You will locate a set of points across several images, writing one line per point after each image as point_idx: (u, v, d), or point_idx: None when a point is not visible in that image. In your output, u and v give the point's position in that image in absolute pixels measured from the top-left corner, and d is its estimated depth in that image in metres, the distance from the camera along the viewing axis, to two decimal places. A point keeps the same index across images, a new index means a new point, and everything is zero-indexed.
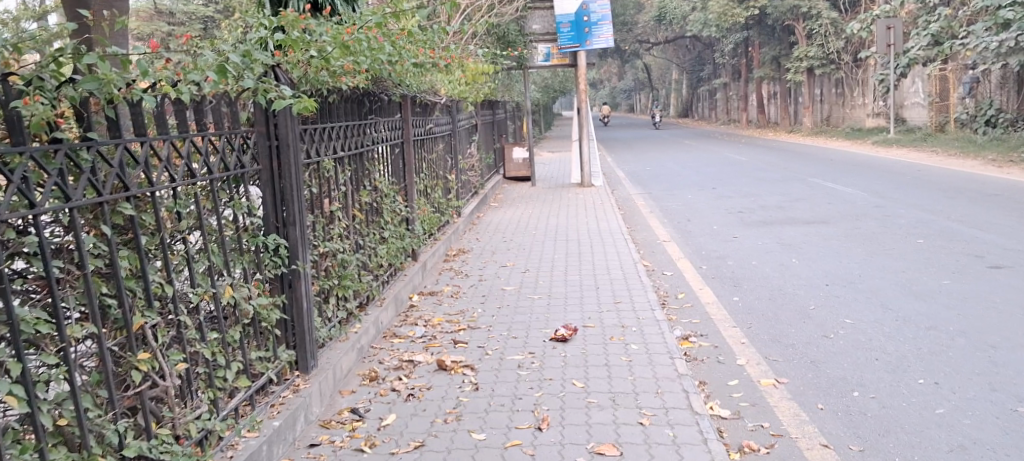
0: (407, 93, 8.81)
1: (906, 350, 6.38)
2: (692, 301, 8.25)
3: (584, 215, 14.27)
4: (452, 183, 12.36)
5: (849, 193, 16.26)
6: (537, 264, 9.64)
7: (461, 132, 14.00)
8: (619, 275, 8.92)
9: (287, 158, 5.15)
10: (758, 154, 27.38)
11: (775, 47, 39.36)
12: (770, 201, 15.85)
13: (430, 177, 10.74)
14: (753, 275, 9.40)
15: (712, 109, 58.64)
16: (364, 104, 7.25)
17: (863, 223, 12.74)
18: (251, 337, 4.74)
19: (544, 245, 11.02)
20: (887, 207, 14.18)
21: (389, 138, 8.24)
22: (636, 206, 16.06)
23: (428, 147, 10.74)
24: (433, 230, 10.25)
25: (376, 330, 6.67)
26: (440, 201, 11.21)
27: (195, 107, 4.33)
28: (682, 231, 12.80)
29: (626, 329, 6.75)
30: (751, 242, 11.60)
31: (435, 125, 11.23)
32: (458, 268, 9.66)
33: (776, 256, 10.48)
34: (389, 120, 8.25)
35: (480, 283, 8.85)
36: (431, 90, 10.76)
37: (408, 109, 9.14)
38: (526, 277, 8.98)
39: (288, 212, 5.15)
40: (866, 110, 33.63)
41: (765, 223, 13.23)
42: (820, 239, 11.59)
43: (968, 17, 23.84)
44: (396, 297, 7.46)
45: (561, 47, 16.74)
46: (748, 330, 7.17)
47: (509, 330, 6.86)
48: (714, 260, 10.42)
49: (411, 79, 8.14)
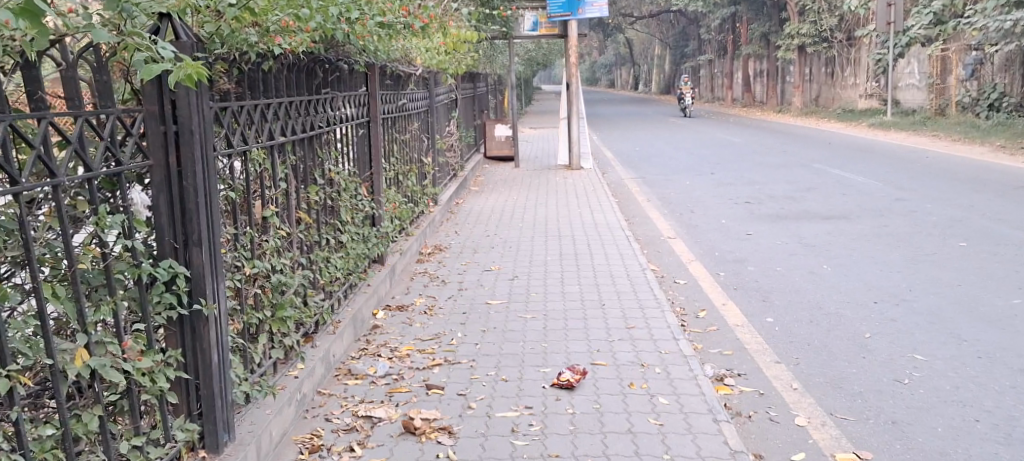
0: (374, 62, 7.22)
1: (1011, 408, 4.95)
2: (716, 323, 6.80)
3: (575, 204, 12.79)
4: (428, 167, 10.82)
5: (861, 182, 14.85)
6: (526, 270, 8.16)
7: (439, 108, 12.48)
8: (627, 287, 7.44)
9: (190, 150, 3.59)
10: (751, 135, 25.98)
11: (765, 23, 37.85)
12: (777, 190, 14.45)
13: (402, 161, 9.20)
14: (782, 286, 7.98)
15: (694, 86, 57.21)
16: (315, 75, 5.66)
17: (889, 219, 11.34)
18: (125, 417, 3.27)
19: (534, 243, 9.56)
20: (908, 200, 12.79)
21: (350, 116, 6.66)
22: (631, 192, 14.62)
23: (400, 127, 9.18)
24: (404, 225, 8.72)
25: (325, 368, 5.18)
26: (414, 189, 9.68)
27: (26, 73, 2.95)
28: (687, 226, 11.35)
29: (647, 371, 5.28)
30: (768, 242, 10.17)
31: (409, 100, 9.63)
32: (433, 272, 8.18)
33: (803, 261, 9.04)
34: (351, 94, 6.66)
35: (460, 295, 7.37)
36: (404, 59, 9.15)
37: (376, 81, 7.55)
38: (515, 288, 7.50)
39: (191, 227, 3.62)
40: (859, 90, 32.32)
41: (778, 218, 11.82)
42: (845, 239, 10.16)
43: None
44: (354, 319, 5.95)
45: (551, 16, 15.43)
46: (797, 368, 5.73)
47: (496, 369, 5.37)
48: (732, 265, 8.97)
49: (379, 45, 6.56)
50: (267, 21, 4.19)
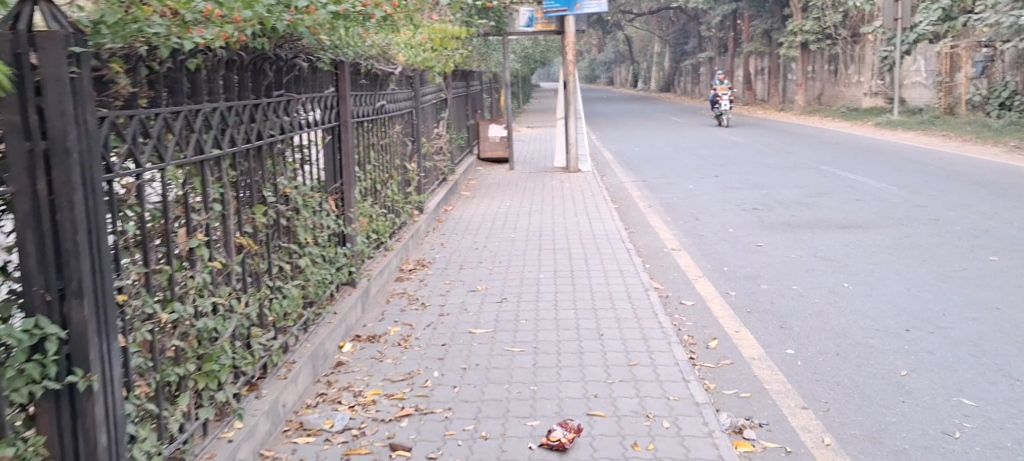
0: (342, 58, 6.39)
1: None
2: (730, 356, 5.99)
3: (571, 211, 12.00)
4: (412, 173, 10.02)
5: (874, 187, 14.05)
6: (515, 291, 7.34)
7: (426, 109, 11.65)
8: (628, 312, 6.64)
9: (63, 174, 2.91)
10: (755, 134, 25.18)
11: (767, 21, 36.87)
12: (787, 195, 13.65)
13: (381, 168, 8.40)
14: (802, 308, 7.17)
15: (694, 84, 56.28)
16: (264, 74, 4.82)
17: (909, 228, 10.56)
18: None
19: (525, 257, 8.75)
20: (927, 207, 12.00)
21: (312, 120, 5.83)
22: (631, 197, 13.84)
23: (379, 131, 8.37)
24: (382, 240, 7.92)
25: (271, 424, 4.38)
26: (395, 199, 8.88)
27: None
28: (692, 236, 10.55)
29: (653, 424, 4.50)
30: (781, 255, 9.37)
31: (389, 102, 8.81)
32: (412, 293, 7.38)
33: (822, 278, 8.23)
34: (314, 97, 5.84)
35: (441, 322, 6.54)
36: (382, 56, 8.31)
37: (347, 80, 6.73)
38: (502, 313, 6.67)
39: (69, 271, 2.94)
40: (863, 89, 31.48)
41: (790, 227, 11.03)
42: (864, 252, 9.35)
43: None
44: (313, 357, 5.15)
45: (546, 11, 14.71)
46: (829, 414, 4.92)
47: (475, 421, 4.58)
48: (744, 282, 8.16)
49: (342, 41, 5.75)
50: (183, 10, 3.52)
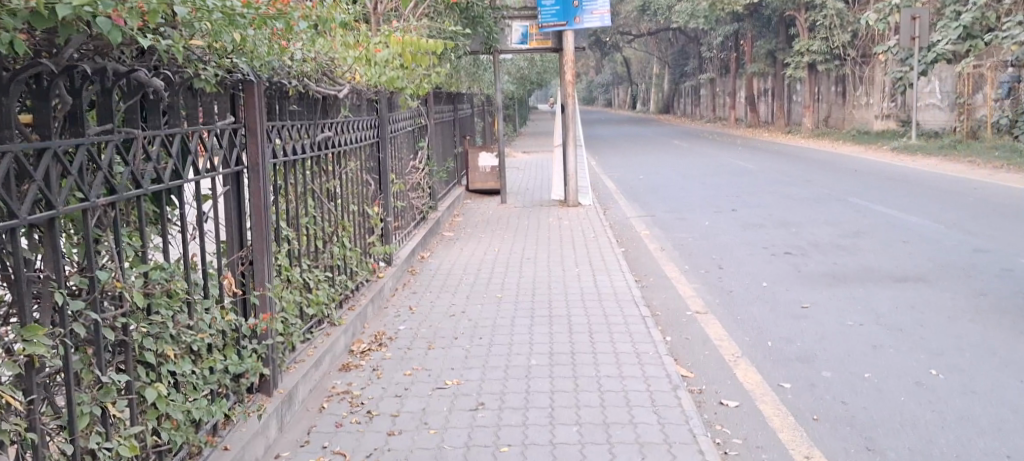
0: (247, 73, 4.48)
1: None
2: None
3: (569, 258, 10.10)
4: (375, 219, 8.11)
5: (917, 225, 12.11)
6: (496, 390, 5.40)
7: (397, 137, 9.77)
8: (651, 428, 4.75)
9: None
10: (765, 160, 23.37)
11: (771, 40, 34.93)
12: (819, 234, 11.78)
13: (327, 218, 6.47)
14: (888, 412, 5.27)
15: (694, 105, 54.38)
16: (49, 98, 3.00)
17: (980, 281, 8.70)
18: None
19: (513, 332, 6.80)
20: (990, 251, 10.15)
21: (186, 166, 3.95)
22: (638, 237, 11.99)
23: (323, 171, 6.45)
24: (321, 315, 5.96)
25: None
26: (348, 254, 6.95)
27: None
28: (720, 292, 8.64)
29: None
30: (837, 320, 7.45)
31: (340, 133, 6.92)
32: (356, 393, 5.42)
33: (900, 358, 6.34)
34: (188, 131, 3.95)
35: (389, 447, 4.61)
36: (324, 74, 6.42)
37: (262, 104, 4.81)
38: (477, 431, 4.75)
39: None
40: (874, 110, 29.54)
41: (836, 279, 9.11)
42: (940, 317, 7.44)
43: (1007, 7, 20.17)
44: None
45: (541, 25, 12.80)
46: None
47: None
48: (800, 366, 6.25)
49: (233, 45, 3.92)
50: None
